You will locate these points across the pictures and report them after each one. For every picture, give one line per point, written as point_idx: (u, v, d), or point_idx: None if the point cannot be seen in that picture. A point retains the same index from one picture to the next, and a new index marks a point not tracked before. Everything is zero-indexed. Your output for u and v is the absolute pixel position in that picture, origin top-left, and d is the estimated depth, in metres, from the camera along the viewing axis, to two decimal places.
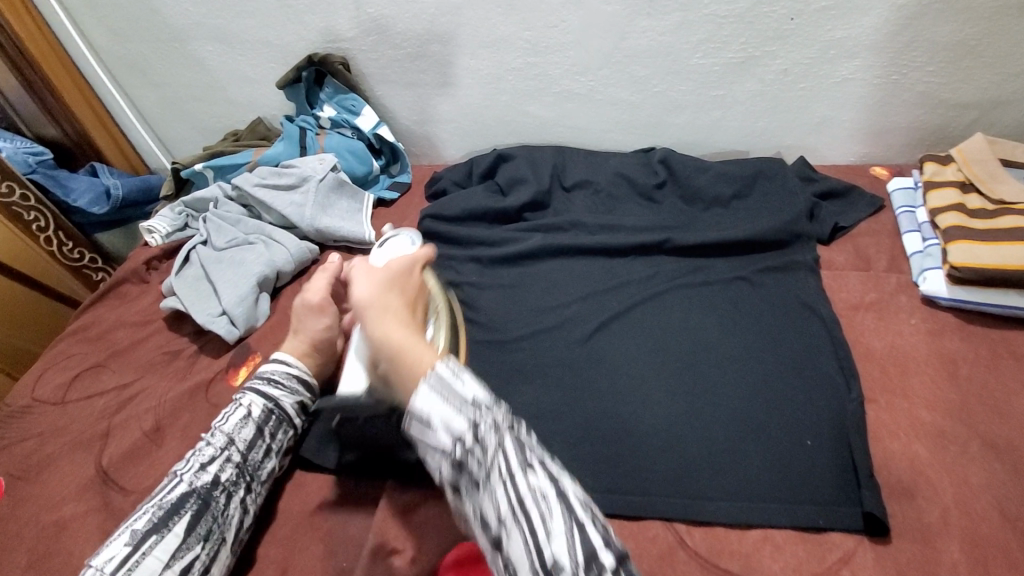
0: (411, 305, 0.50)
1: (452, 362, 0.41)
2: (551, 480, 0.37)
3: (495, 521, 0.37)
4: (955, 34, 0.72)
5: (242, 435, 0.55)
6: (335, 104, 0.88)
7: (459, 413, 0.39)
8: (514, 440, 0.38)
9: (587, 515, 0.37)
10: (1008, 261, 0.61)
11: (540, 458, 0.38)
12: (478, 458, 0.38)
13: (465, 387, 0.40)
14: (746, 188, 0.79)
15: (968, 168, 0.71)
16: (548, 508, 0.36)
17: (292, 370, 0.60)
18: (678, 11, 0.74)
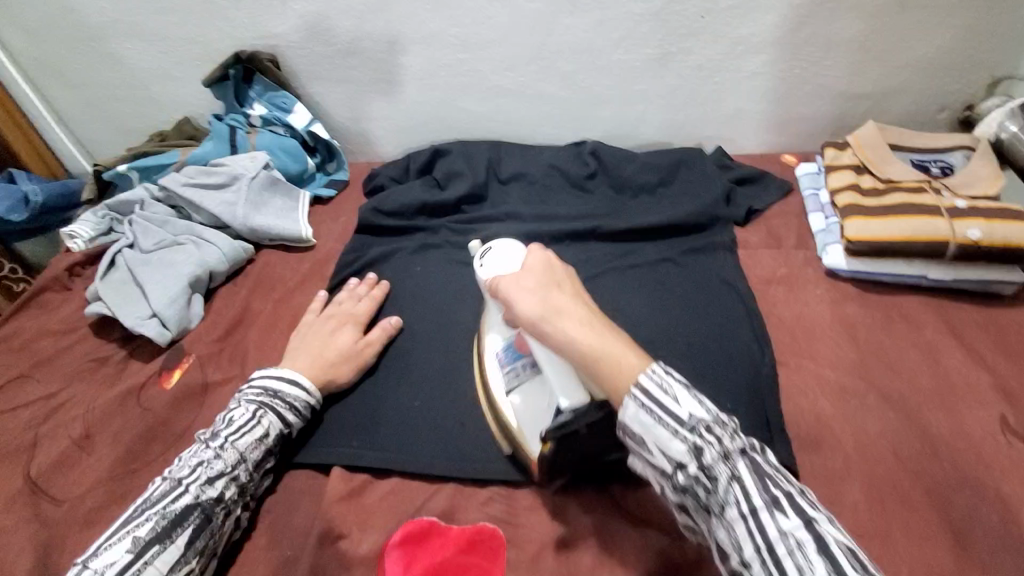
0: (582, 296, 0.49)
1: (661, 373, 0.43)
2: (804, 523, 0.38)
3: (740, 555, 0.39)
4: (845, 30, 0.79)
5: (253, 454, 0.54)
6: (265, 101, 0.87)
7: (680, 438, 0.42)
8: (748, 470, 0.40)
9: (849, 563, 0.36)
10: (897, 234, 0.68)
11: (785, 494, 0.39)
12: (710, 484, 0.41)
13: (683, 409, 0.42)
14: (669, 176, 0.84)
15: (862, 152, 0.78)
16: (806, 557, 0.37)
17: (309, 397, 0.59)
18: (598, 9, 0.78)
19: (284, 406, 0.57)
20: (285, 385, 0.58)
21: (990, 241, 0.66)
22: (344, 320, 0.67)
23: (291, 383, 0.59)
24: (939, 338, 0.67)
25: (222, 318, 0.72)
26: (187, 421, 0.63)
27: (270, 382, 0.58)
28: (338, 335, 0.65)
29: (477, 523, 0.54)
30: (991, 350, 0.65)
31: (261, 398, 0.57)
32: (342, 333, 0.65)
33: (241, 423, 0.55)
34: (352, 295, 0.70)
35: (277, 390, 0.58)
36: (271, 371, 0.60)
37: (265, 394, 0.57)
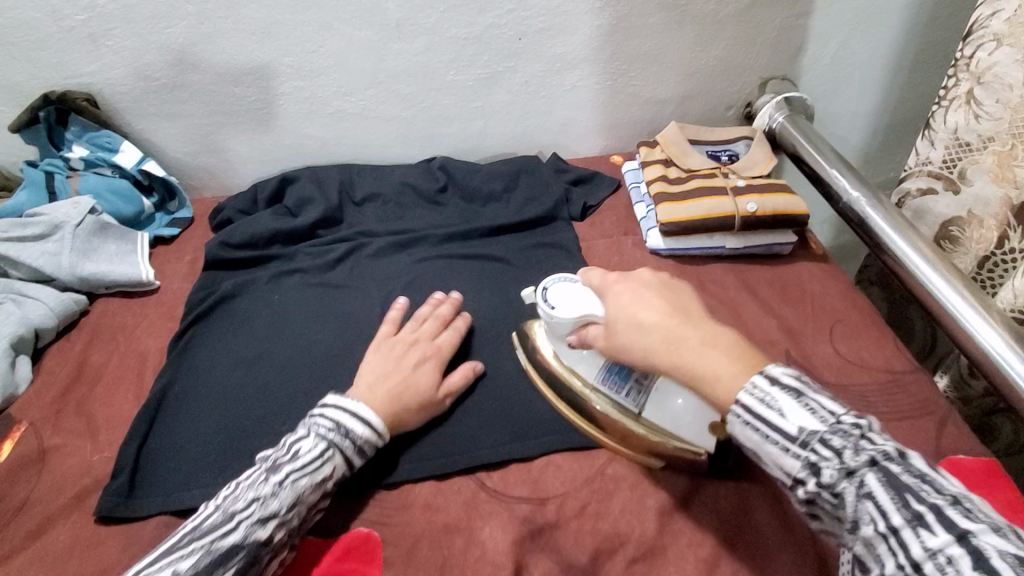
0: (671, 304, 0.52)
1: (766, 392, 0.44)
2: (951, 539, 0.36)
3: (887, 570, 0.38)
4: (642, 45, 0.92)
5: (309, 497, 0.52)
6: (87, 143, 0.82)
7: (792, 454, 0.43)
8: (878, 481, 0.40)
9: (1008, 568, 0.34)
10: (696, 214, 0.81)
11: (923, 504, 0.38)
12: (841, 505, 0.41)
13: (791, 423, 0.43)
14: (513, 182, 0.92)
15: (668, 148, 0.91)
16: (959, 571, 0.35)
17: (377, 437, 0.58)
18: (425, 36, 0.84)
19: (351, 447, 0.56)
20: (358, 423, 0.57)
21: (764, 211, 0.81)
22: (427, 352, 0.65)
23: (363, 421, 0.57)
24: (738, 294, 0.80)
25: (58, 376, 0.68)
26: (25, 491, 0.58)
27: (344, 418, 0.57)
28: (417, 372, 0.63)
29: (350, 532, 0.57)
30: (777, 300, 0.80)
31: (331, 435, 0.55)
32: (421, 368, 0.63)
33: (307, 460, 0.53)
34: (436, 321, 0.69)
35: (349, 427, 0.56)
36: (345, 403, 0.58)
37: (337, 431, 0.56)
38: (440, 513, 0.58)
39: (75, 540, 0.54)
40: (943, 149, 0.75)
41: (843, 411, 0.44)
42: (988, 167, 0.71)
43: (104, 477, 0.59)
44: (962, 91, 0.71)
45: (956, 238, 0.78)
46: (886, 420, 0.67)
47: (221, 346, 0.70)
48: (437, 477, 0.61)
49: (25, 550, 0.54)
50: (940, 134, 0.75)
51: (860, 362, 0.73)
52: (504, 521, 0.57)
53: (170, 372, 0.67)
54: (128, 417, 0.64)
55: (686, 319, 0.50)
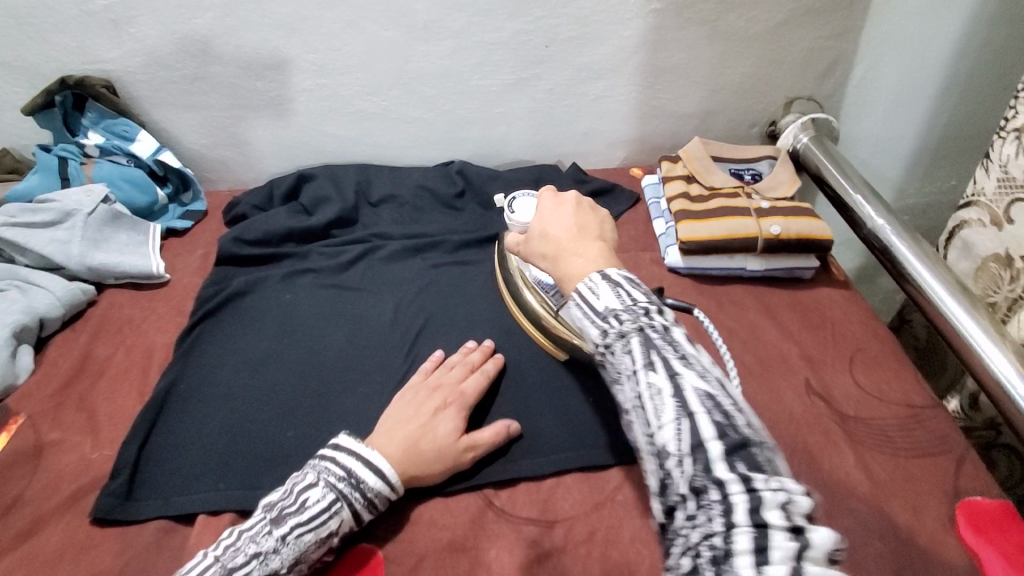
0: (573, 223, 0.51)
1: (594, 282, 0.45)
2: (668, 379, 0.39)
3: (625, 404, 0.42)
4: (669, 59, 0.91)
5: (311, 554, 0.50)
6: (102, 130, 0.81)
7: (593, 325, 0.44)
8: (639, 341, 0.41)
9: (699, 407, 0.38)
10: (717, 234, 0.79)
11: (664, 356, 0.40)
12: (609, 358, 0.43)
13: (601, 302, 0.44)
14: (532, 191, 0.91)
15: (691, 164, 0.90)
16: (663, 403, 0.39)
17: (391, 493, 0.54)
18: (451, 39, 0.82)
19: (362, 500, 0.53)
20: (371, 474, 0.53)
21: (787, 235, 0.79)
22: (450, 399, 0.61)
23: (376, 473, 0.54)
24: (758, 318, 0.79)
25: (61, 368, 0.66)
26: (21, 487, 0.56)
27: (356, 467, 0.53)
28: (439, 420, 0.59)
29: (352, 547, 0.55)
30: (797, 325, 0.78)
31: (342, 488, 0.52)
32: (441, 417, 0.59)
33: (314, 514, 0.50)
34: (463, 366, 0.65)
35: (361, 480, 0.53)
36: (359, 449, 0.55)
37: (347, 482, 0.53)
38: (446, 531, 0.56)
39: (69, 541, 0.53)
40: (996, 182, 0.73)
41: (650, 297, 0.44)
42: None
43: (103, 476, 0.57)
44: (1020, 124, 0.69)
45: (995, 272, 0.77)
46: (907, 456, 0.65)
47: (229, 345, 0.69)
48: (443, 493, 0.59)
49: (16, 549, 0.52)
50: (995, 166, 0.73)
51: (880, 394, 0.71)
52: (510, 544, 0.56)
53: (175, 369, 0.66)
54: (130, 415, 0.62)
55: (586, 237, 0.50)
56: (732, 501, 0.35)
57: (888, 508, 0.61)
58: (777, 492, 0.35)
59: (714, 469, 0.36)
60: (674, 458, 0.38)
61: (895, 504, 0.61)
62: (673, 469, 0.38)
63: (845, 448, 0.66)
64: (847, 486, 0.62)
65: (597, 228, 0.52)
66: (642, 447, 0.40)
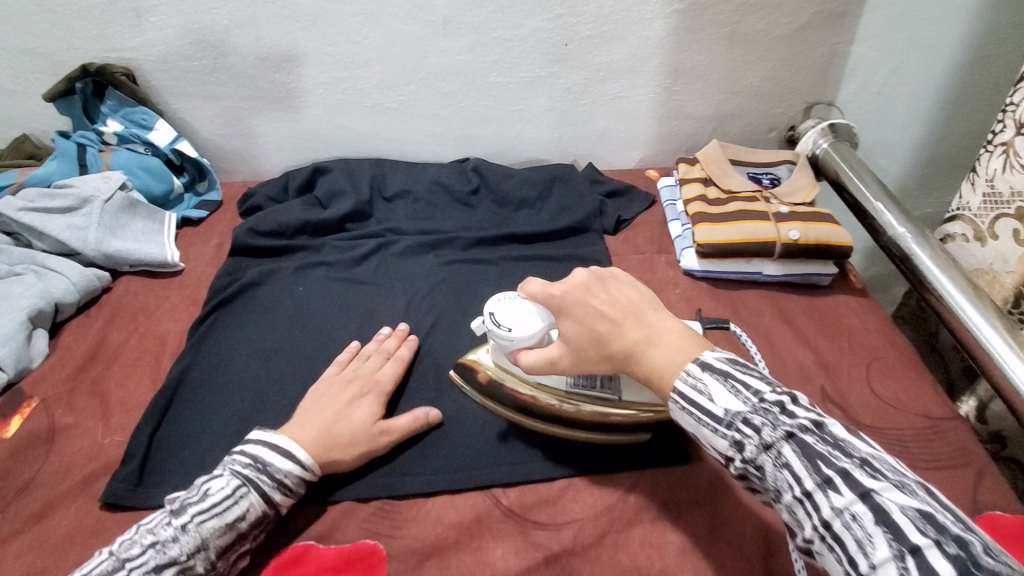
0: (621, 309, 0.52)
1: (696, 377, 0.47)
2: (859, 500, 0.39)
3: (807, 533, 0.42)
4: (689, 60, 0.90)
5: (217, 540, 0.48)
6: (121, 118, 0.81)
7: (721, 435, 0.45)
8: (796, 454, 0.42)
9: (912, 529, 0.37)
10: (736, 237, 0.79)
11: (836, 471, 0.41)
12: (761, 476, 0.44)
13: (719, 406, 0.45)
14: (547, 190, 0.90)
15: (708, 166, 0.89)
16: (863, 527, 0.38)
17: (303, 472, 0.54)
18: (470, 35, 0.82)
19: (270, 483, 0.52)
20: (278, 457, 0.53)
21: (806, 240, 0.78)
22: (365, 388, 0.61)
23: (284, 455, 0.53)
24: (774, 324, 0.78)
25: (74, 354, 0.66)
26: (32, 471, 0.56)
27: (262, 452, 0.54)
28: (356, 407, 0.59)
29: (357, 542, 0.54)
30: (814, 332, 0.77)
31: (247, 472, 0.52)
32: (359, 404, 0.60)
33: (217, 500, 0.50)
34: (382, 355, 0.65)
35: (266, 463, 0.53)
36: (268, 437, 0.55)
37: (253, 467, 0.52)
38: (453, 529, 0.56)
39: (79, 526, 0.53)
40: (982, 197, 0.75)
41: (765, 387, 0.46)
42: (1015, 224, 0.71)
43: (114, 462, 0.57)
44: (1005, 139, 0.70)
45: None
46: (925, 468, 0.64)
47: (241, 335, 0.69)
48: (452, 490, 0.58)
49: (25, 533, 0.52)
50: (981, 180, 0.75)
51: (897, 404, 0.70)
52: (517, 544, 0.55)
53: (187, 358, 0.66)
54: (143, 402, 0.62)
55: (641, 323, 0.51)
56: None
57: None
58: None
59: None
60: None
61: None
62: None
63: None
64: None
65: (647, 305, 0.52)
66: None
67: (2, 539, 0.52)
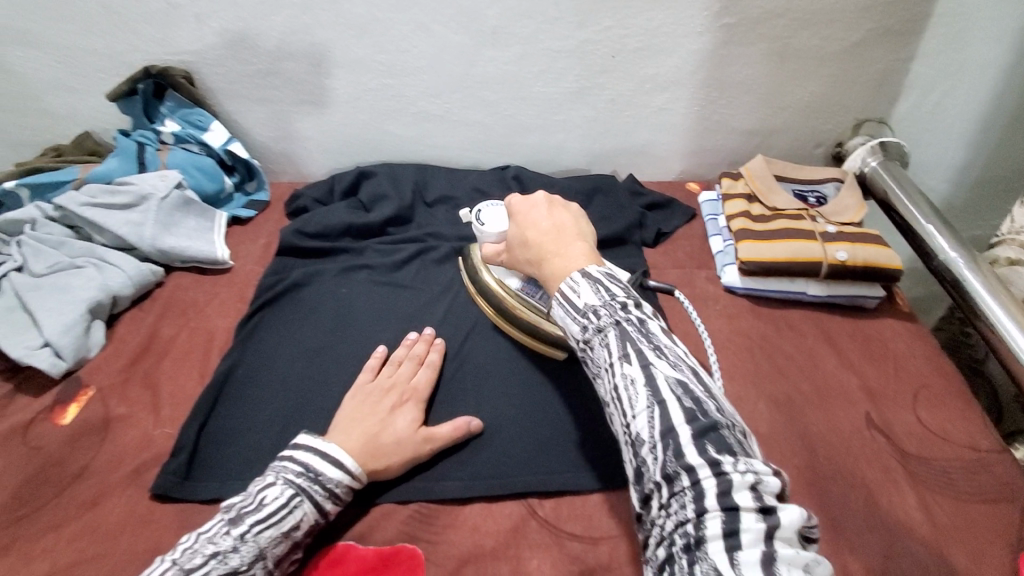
0: (549, 227, 0.56)
1: (575, 280, 0.48)
2: (642, 371, 0.42)
3: (604, 396, 0.45)
4: (737, 74, 0.89)
5: (274, 550, 0.49)
6: (179, 118, 0.84)
7: (575, 321, 0.47)
8: (616, 336, 0.44)
9: (672, 397, 0.41)
10: (780, 256, 0.77)
11: (638, 348, 0.43)
12: (589, 353, 0.46)
13: (582, 300, 0.47)
14: (587, 201, 0.90)
15: (753, 182, 0.87)
16: (637, 392, 0.42)
17: (352, 481, 0.54)
18: (519, 45, 0.83)
19: (322, 492, 0.53)
20: (330, 467, 0.53)
21: (854, 262, 0.76)
22: (405, 395, 0.62)
23: (336, 464, 0.54)
24: (817, 345, 0.76)
25: (128, 346, 0.69)
26: (87, 458, 0.59)
27: (314, 461, 0.54)
28: (396, 415, 0.60)
29: (395, 545, 0.55)
30: (858, 356, 0.75)
31: (301, 482, 0.52)
32: (400, 412, 0.60)
33: (274, 511, 0.50)
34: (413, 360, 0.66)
35: (319, 473, 0.53)
36: (318, 445, 0.55)
37: (306, 477, 0.53)
38: (490, 538, 0.56)
39: (130, 514, 0.55)
40: None
41: (629, 292, 0.47)
42: None
43: (163, 454, 0.59)
44: None
45: None
46: (969, 501, 0.62)
47: (285, 335, 0.70)
48: (489, 499, 0.59)
49: (79, 518, 0.54)
50: None
51: (944, 434, 0.68)
52: (553, 557, 0.55)
53: (234, 355, 0.67)
54: (190, 396, 0.64)
55: (562, 240, 0.54)
56: (703, 487, 0.38)
57: (948, 555, 0.57)
58: (746, 474, 0.38)
59: (683, 455, 0.39)
60: (647, 445, 0.41)
61: (956, 552, 0.58)
62: (645, 452, 0.41)
63: (906, 488, 0.62)
64: (907, 528, 0.59)
65: (575, 227, 0.56)
66: (622, 434, 0.43)
67: (59, 523, 0.54)
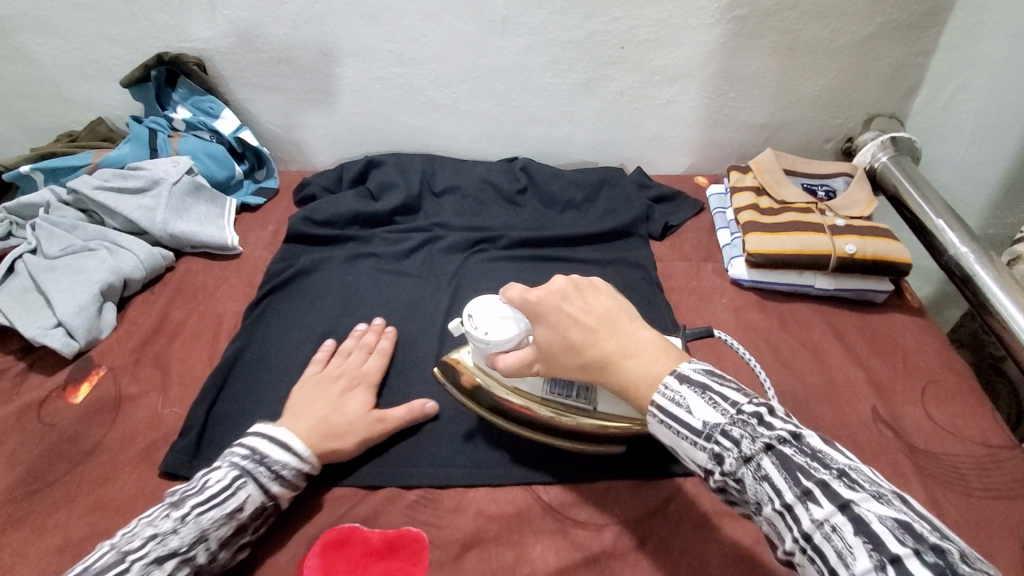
0: (593, 320, 0.49)
1: (674, 390, 0.45)
2: (837, 510, 0.38)
3: (787, 546, 0.40)
4: (746, 67, 0.88)
5: (219, 532, 0.48)
6: (190, 106, 0.85)
7: (700, 447, 0.43)
8: (774, 463, 0.40)
9: (894, 541, 0.36)
10: (787, 248, 0.77)
11: (814, 481, 0.39)
12: (739, 485, 0.42)
13: (697, 418, 0.43)
14: (594, 192, 0.90)
15: (761, 175, 0.87)
16: (843, 540, 0.37)
17: (301, 463, 0.54)
18: (528, 35, 0.83)
19: (269, 474, 0.52)
20: (277, 449, 0.53)
21: (862, 255, 0.76)
22: (355, 380, 0.62)
23: (283, 447, 0.54)
24: (824, 339, 0.76)
25: (139, 328, 0.69)
26: (99, 436, 0.60)
27: (261, 444, 0.54)
28: (349, 400, 0.60)
29: (400, 528, 0.56)
30: (867, 351, 0.75)
31: (247, 463, 0.52)
32: (351, 397, 0.61)
33: (218, 491, 0.49)
34: (362, 348, 0.66)
35: (265, 455, 0.53)
36: (266, 429, 0.55)
37: (253, 458, 0.52)
38: (493, 523, 0.56)
39: (141, 491, 0.56)
40: None
41: (741, 397, 0.44)
42: None
43: (173, 432, 0.60)
44: None
45: None
46: (982, 497, 0.61)
47: (293, 320, 0.71)
48: (492, 484, 0.59)
49: (91, 494, 0.55)
50: None
51: (955, 430, 0.67)
52: (556, 542, 0.55)
53: (242, 338, 0.68)
54: (199, 377, 0.65)
55: (612, 333, 0.48)
56: None
57: None
58: None
59: None
60: None
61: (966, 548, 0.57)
62: None
63: (914, 482, 0.62)
64: None
65: (619, 312, 0.50)
66: None
67: (70, 498, 0.55)
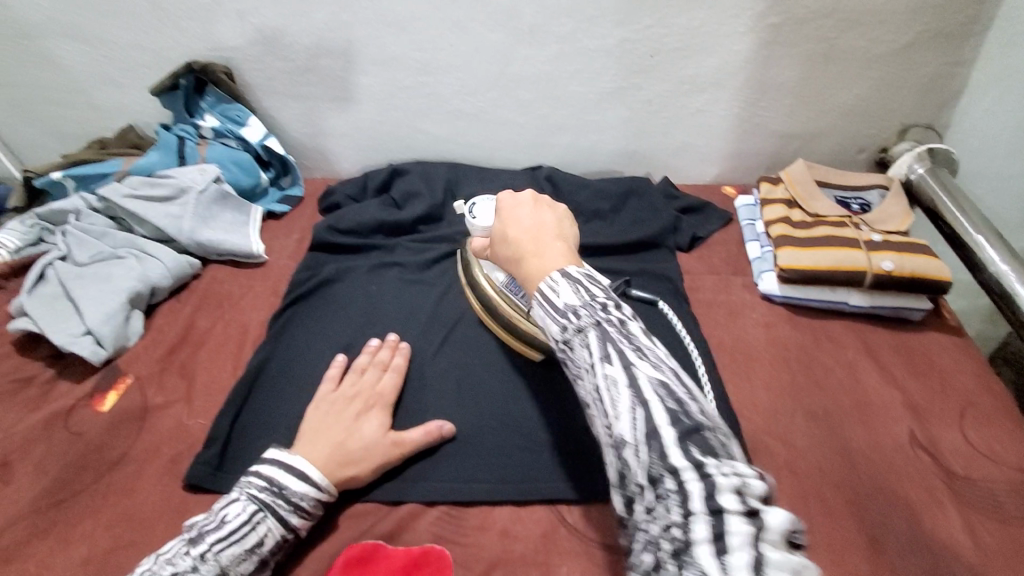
0: (531, 225, 0.50)
1: (556, 280, 0.43)
2: (623, 370, 0.38)
3: (585, 395, 0.41)
4: (778, 76, 0.86)
5: (238, 567, 0.48)
6: (217, 113, 0.85)
7: (552, 320, 0.42)
8: (598, 337, 0.40)
9: (655, 397, 0.37)
10: (822, 264, 0.75)
11: (619, 348, 0.39)
12: (570, 354, 0.41)
13: (560, 298, 0.42)
14: (620, 203, 0.88)
15: (793, 187, 0.85)
16: (617, 394, 0.37)
17: (321, 493, 0.54)
18: (555, 44, 0.82)
19: (288, 505, 0.52)
20: (294, 481, 0.53)
21: (900, 272, 0.74)
22: (370, 402, 0.61)
23: (301, 478, 0.53)
24: (858, 358, 0.73)
25: (164, 338, 0.70)
26: (125, 446, 0.60)
27: (278, 475, 0.53)
28: (363, 422, 0.59)
29: (424, 546, 0.55)
30: (902, 371, 0.72)
31: (264, 496, 0.52)
32: (366, 420, 0.59)
33: (235, 527, 0.50)
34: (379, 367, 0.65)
35: (282, 487, 0.52)
36: (282, 457, 0.55)
37: (269, 491, 0.52)
38: (519, 543, 0.55)
39: (166, 503, 0.55)
40: None
41: (603, 284, 0.42)
42: None
43: (198, 443, 0.60)
44: None
45: None
46: (1015, 522, 0.59)
47: (318, 331, 0.70)
48: (517, 503, 0.58)
49: (116, 505, 0.55)
50: None
51: (992, 453, 0.64)
52: (583, 565, 0.54)
53: (267, 349, 0.68)
54: (224, 387, 0.65)
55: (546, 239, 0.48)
56: (689, 488, 0.34)
57: None
58: (732, 476, 0.34)
59: (672, 464, 0.35)
60: (630, 449, 0.36)
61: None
62: (630, 460, 0.36)
63: (951, 509, 0.60)
64: (951, 549, 0.57)
65: (558, 228, 0.51)
66: (604, 438, 0.39)
67: (95, 509, 0.55)
